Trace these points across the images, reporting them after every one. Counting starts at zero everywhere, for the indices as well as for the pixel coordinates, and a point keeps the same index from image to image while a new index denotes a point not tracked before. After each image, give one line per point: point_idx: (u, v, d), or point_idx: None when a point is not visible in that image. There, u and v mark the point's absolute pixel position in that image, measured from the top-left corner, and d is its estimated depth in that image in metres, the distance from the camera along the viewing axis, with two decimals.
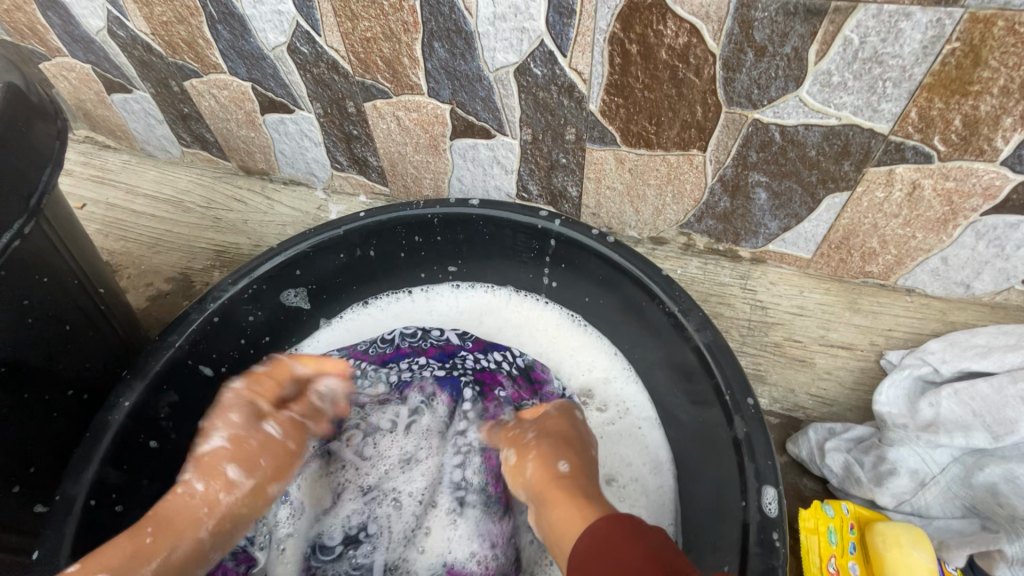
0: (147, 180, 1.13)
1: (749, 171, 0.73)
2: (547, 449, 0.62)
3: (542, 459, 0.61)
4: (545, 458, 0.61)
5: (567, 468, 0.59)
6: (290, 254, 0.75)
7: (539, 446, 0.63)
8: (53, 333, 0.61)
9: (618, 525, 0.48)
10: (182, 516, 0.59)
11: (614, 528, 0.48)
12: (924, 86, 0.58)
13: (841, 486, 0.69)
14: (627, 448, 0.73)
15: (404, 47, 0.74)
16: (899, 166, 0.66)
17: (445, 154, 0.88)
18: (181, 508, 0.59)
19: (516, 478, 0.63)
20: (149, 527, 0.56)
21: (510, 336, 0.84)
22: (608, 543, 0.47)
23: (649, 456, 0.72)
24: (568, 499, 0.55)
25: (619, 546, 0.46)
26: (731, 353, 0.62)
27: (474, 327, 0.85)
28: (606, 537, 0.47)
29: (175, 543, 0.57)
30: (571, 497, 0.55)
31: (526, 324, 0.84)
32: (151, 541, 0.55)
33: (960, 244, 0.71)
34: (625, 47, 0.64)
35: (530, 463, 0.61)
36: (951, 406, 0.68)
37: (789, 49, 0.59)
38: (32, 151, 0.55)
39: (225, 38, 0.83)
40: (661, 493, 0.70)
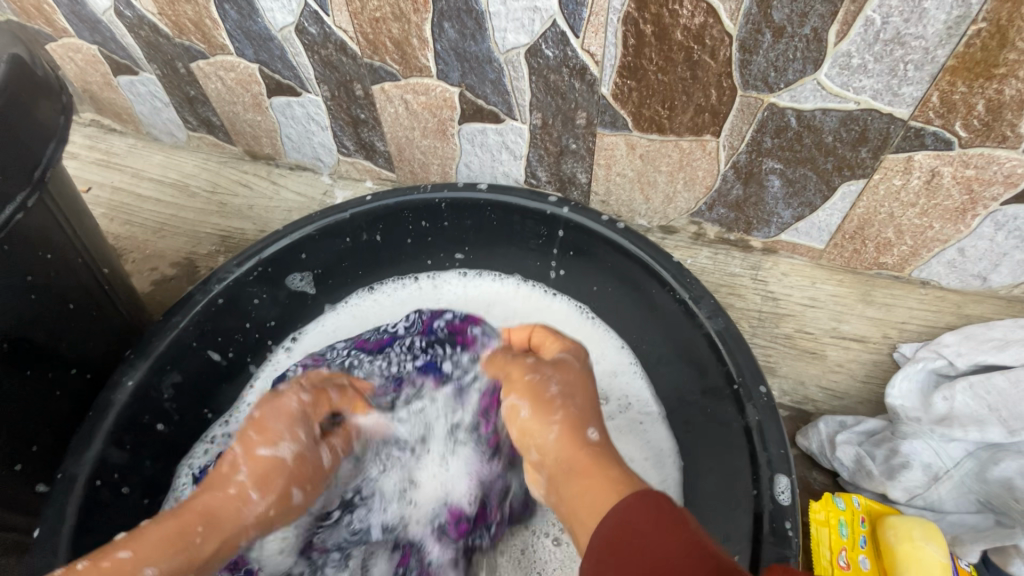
0: (152, 164, 1.13)
1: (763, 158, 0.71)
2: (577, 413, 0.52)
3: (570, 428, 0.50)
4: (571, 426, 0.50)
5: (597, 438, 0.49)
6: (296, 237, 0.75)
7: (563, 408, 0.52)
8: (56, 311, 0.61)
9: (647, 506, 0.40)
10: (239, 517, 0.57)
11: (647, 513, 0.39)
12: (947, 69, 0.56)
13: (853, 480, 0.68)
14: (633, 442, 0.72)
15: (413, 27, 0.73)
16: (918, 153, 0.64)
17: (453, 139, 0.87)
18: (228, 506, 0.56)
19: (529, 437, 0.52)
20: (201, 524, 0.54)
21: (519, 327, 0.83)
22: (641, 533, 0.39)
23: (655, 451, 0.70)
24: (592, 469, 0.46)
25: (648, 523, 0.39)
26: (744, 342, 0.61)
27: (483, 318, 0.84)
28: (631, 519, 0.40)
29: (229, 538, 0.56)
30: (600, 467, 0.46)
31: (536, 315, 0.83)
32: (201, 541, 0.53)
33: (979, 234, 0.70)
34: (639, 27, 0.63)
35: (554, 431, 0.50)
36: (966, 400, 0.67)
37: (808, 30, 0.57)
38: (38, 125, 0.54)
39: (233, 18, 0.82)
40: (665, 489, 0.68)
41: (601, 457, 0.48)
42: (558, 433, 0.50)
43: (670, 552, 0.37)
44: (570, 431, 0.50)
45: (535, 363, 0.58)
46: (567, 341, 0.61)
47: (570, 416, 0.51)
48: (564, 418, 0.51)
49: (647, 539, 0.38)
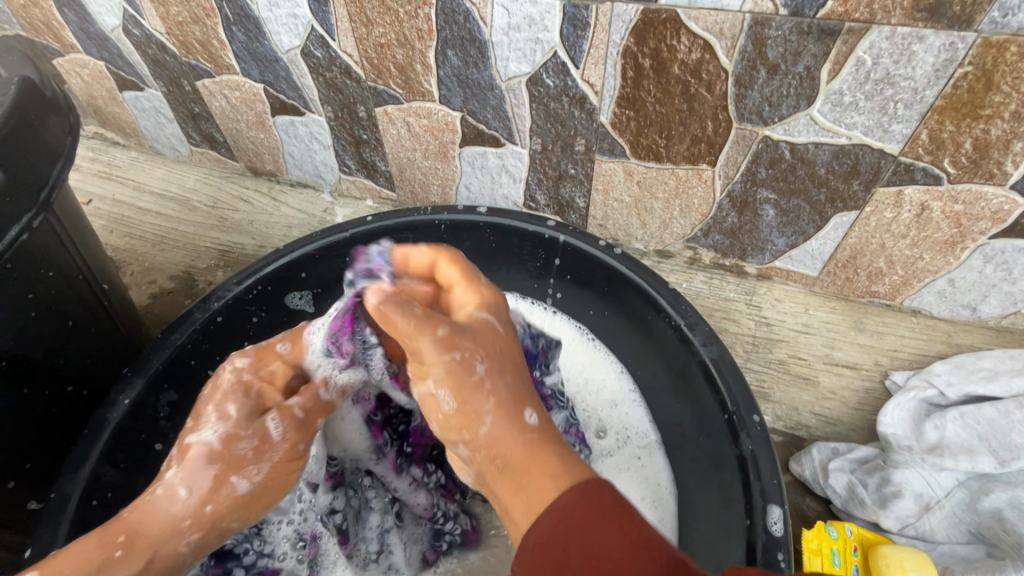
0: (154, 178, 1.13)
1: (758, 188, 0.73)
2: (507, 396, 0.46)
3: (502, 415, 0.45)
4: (504, 412, 0.45)
5: (535, 422, 0.45)
6: (296, 256, 0.75)
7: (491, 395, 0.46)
8: (55, 328, 0.61)
9: (595, 503, 0.37)
10: (164, 522, 0.50)
11: (592, 512, 0.36)
12: (936, 109, 0.58)
13: (845, 508, 0.68)
14: (628, 477, 0.71)
15: (417, 54, 0.75)
16: (908, 188, 0.66)
17: (454, 162, 0.88)
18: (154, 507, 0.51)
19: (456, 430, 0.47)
20: (121, 536, 0.49)
21: None
22: (589, 527, 0.36)
23: (649, 488, 0.69)
24: (529, 454, 0.42)
25: (592, 525, 0.36)
26: (739, 369, 0.62)
27: None
28: (574, 517, 0.37)
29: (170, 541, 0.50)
30: (540, 463, 0.42)
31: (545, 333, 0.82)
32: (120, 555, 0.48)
33: (968, 266, 0.71)
34: (638, 60, 0.65)
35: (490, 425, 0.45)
36: (956, 429, 0.68)
37: (802, 68, 0.59)
38: (48, 145, 0.55)
39: (240, 40, 0.83)
40: (659, 528, 0.67)
41: (530, 441, 0.43)
42: (479, 420, 0.45)
43: (614, 549, 0.35)
44: (502, 415, 0.45)
45: (450, 333, 0.47)
46: (482, 289, 0.53)
47: (495, 401, 0.45)
48: (493, 403, 0.45)
49: (602, 540, 0.35)
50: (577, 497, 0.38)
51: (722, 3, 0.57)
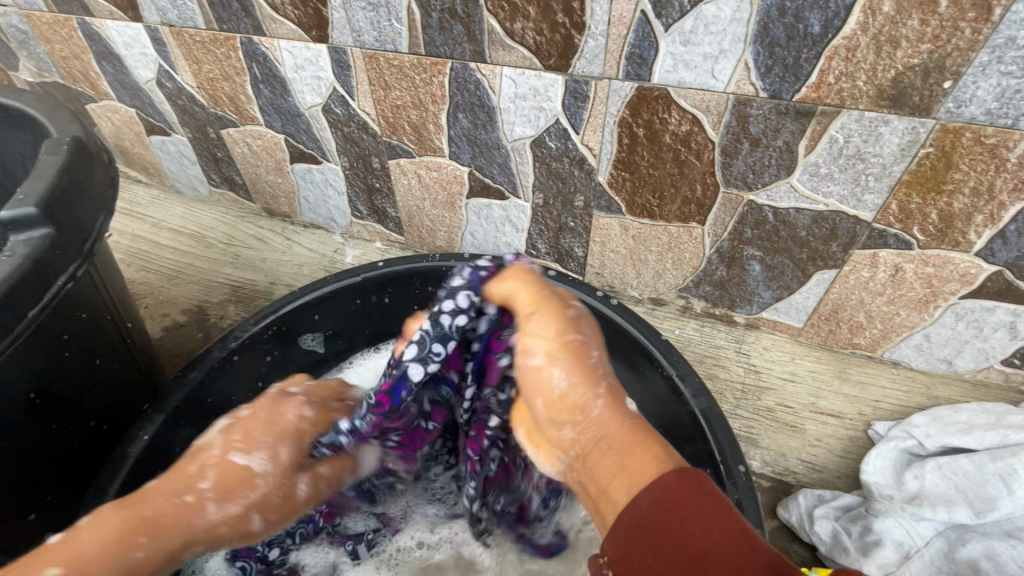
0: (173, 215, 1.19)
1: (744, 246, 0.78)
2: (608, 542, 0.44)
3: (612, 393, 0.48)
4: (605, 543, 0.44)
5: (636, 409, 0.48)
6: (309, 298, 0.80)
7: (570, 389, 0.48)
8: (83, 366, 0.64)
9: (688, 493, 0.38)
10: (188, 523, 0.50)
11: (681, 494, 0.38)
12: (903, 182, 0.63)
13: (830, 555, 0.70)
14: None
15: (430, 115, 0.81)
16: (882, 251, 0.71)
17: (460, 211, 0.94)
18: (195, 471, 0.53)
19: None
20: (142, 535, 0.48)
21: None
22: (676, 514, 0.38)
23: None
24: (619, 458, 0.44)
25: (685, 513, 0.37)
26: (726, 420, 0.65)
27: None
28: (652, 501, 0.39)
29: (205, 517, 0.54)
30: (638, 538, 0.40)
31: None
32: (144, 556, 0.47)
33: (941, 323, 0.76)
34: (633, 129, 0.71)
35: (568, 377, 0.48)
36: (935, 479, 0.71)
37: (781, 142, 0.65)
38: (90, 198, 0.59)
39: (266, 96, 0.90)
40: None
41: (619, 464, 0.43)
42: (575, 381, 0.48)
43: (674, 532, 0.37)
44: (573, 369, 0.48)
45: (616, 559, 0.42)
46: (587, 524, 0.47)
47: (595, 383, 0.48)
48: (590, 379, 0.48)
49: (671, 538, 0.37)
50: (677, 486, 0.39)
51: (708, 85, 0.63)
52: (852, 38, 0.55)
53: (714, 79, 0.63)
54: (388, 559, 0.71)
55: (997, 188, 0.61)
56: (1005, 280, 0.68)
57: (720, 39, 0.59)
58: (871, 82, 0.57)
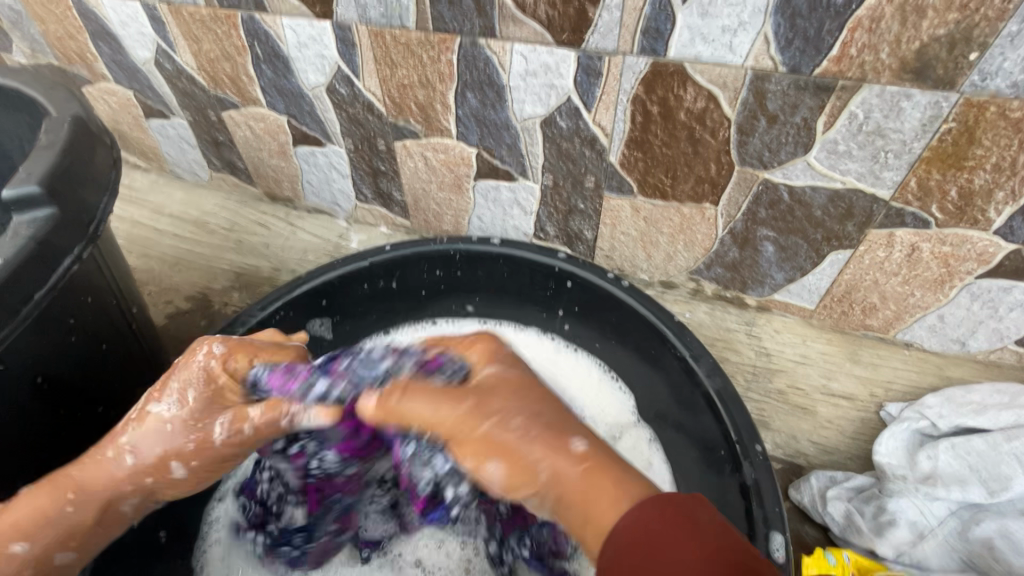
0: (173, 201, 1.17)
1: (758, 227, 0.77)
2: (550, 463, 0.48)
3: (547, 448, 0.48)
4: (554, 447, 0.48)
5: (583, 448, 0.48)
6: (317, 283, 0.78)
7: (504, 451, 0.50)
8: (89, 350, 0.63)
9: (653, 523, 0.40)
10: (107, 474, 0.54)
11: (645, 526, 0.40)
12: (923, 159, 0.62)
13: (843, 535, 0.70)
14: None
15: (438, 94, 0.79)
16: (899, 230, 0.70)
17: (468, 194, 0.92)
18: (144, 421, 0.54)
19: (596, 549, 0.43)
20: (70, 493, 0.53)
21: (564, 381, 0.83)
22: (660, 537, 0.39)
23: None
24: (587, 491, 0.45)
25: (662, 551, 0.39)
26: (742, 400, 0.65)
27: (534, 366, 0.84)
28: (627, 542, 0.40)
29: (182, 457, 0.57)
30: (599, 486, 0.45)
31: (574, 372, 0.84)
32: (74, 511, 0.53)
33: (956, 304, 0.75)
34: (646, 107, 0.69)
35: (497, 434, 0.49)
36: (948, 460, 0.71)
37: (799, 119, 0.64)
38: (95, 177, 0.58)
39: (268, 76, 0.88)
40: None
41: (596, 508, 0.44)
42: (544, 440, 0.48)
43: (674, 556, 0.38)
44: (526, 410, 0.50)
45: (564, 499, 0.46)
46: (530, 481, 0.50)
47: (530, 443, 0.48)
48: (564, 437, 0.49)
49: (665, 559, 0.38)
50: (656, 519, 0.40)
51: (726, 60, 0.62)
52: (876, 8, 0.54)
53: (732, 54, 0.61)
54: (397, 562, 0.73)
55: (1019, 164, 0.60)
56: (1023, 258, 0.67)
57: (739, 11, 0.58)
58: (894, 54, 0.56)
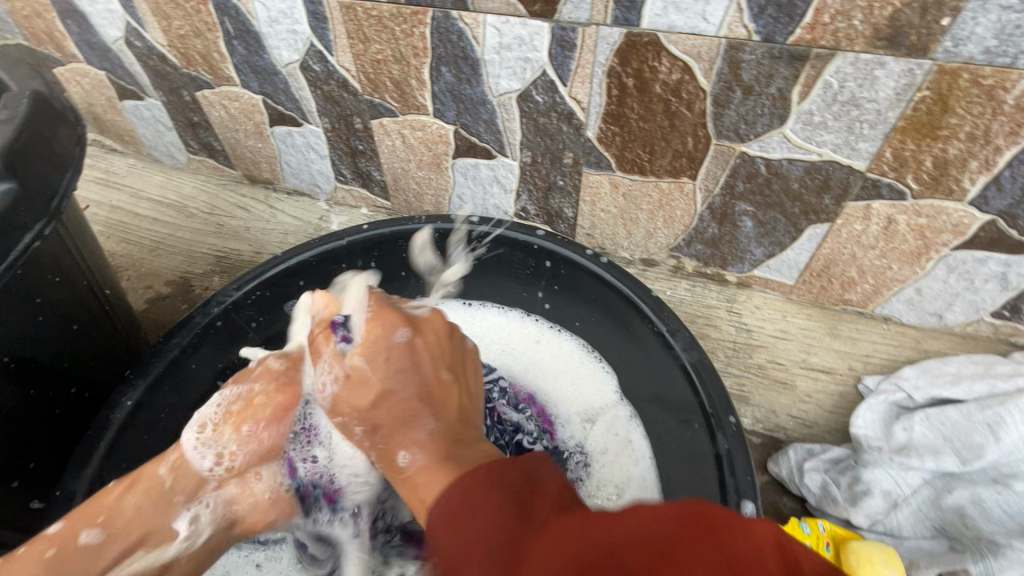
0: (151, 185, 1.15)
1: (736, 201, 0.77)
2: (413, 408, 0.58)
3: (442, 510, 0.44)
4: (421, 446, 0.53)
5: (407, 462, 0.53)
6: (294, 263, 0.78)
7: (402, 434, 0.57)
8: (59, 331, 0.63)
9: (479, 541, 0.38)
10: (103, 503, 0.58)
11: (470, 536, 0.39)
12: (898, 129, 0.62)
13: (819, 505, 0.72)
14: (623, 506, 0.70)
15: (412, 70, 0.78)
16: (875, 202, 0.70)
17: (447, 172, 0.91)
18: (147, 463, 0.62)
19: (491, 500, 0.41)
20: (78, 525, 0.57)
21: (542, 368, 0.83)
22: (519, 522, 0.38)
23: (637, 495, 0.71)
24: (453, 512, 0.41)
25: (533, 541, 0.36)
26: (716, 373, 0.65)
27: (517, 354, 0.85)
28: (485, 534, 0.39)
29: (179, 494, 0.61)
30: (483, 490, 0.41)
31: (554, 358, 0.84)
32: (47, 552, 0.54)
33: (933, 276, 0.75)
34: (622, 80, 0.68)
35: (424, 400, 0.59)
36: (923, 431, 0.71)
37: (774, 90, 0.63)
38: (57, 154, 0.57)
39: (240, 53, 0.86)
40: None
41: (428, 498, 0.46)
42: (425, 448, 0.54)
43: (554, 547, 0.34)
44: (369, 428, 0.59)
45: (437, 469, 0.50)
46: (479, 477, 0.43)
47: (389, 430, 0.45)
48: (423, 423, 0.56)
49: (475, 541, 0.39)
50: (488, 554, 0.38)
51: (699, 29, 0.61)
52: None
53: (705, 23, 0.60)
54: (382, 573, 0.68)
55: (993, 132, 0.59)
56: (997, 229, 0.67)
57: None
58: (868, 20, 0.55)
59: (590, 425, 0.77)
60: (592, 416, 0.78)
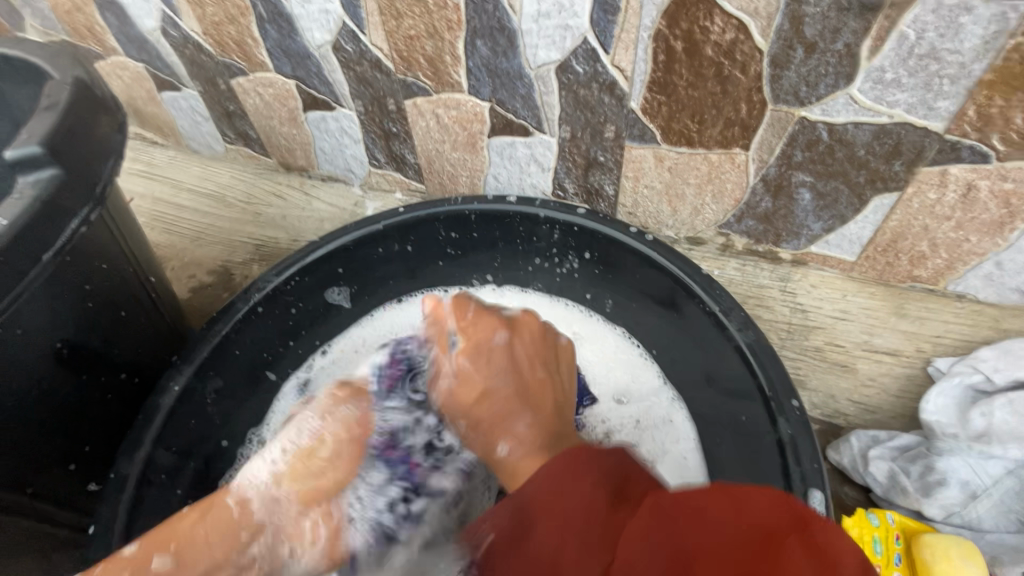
0: (191, 175, 1.17)
1: (794, 171, 0.72)
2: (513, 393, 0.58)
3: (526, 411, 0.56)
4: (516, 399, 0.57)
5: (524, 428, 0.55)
6: (332, 248, 0.77)
7: (494, 399, 0.58)
8: (108, 318, 0.64)
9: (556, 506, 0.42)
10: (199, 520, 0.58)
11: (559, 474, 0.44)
12: (984, 83, 0.56)
13: (886, 496, 0.68)
14: None
15: (447, 45, 0.75)
16: (954, 167, 0.64)
17: (482, 152, 0.89)
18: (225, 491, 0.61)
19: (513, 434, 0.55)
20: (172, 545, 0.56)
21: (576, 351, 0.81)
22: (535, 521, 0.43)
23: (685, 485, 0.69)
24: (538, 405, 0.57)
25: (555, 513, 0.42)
26: (777, 354, 0.62)
27: None
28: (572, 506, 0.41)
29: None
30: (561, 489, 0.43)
31: (590, 339, 0.81)
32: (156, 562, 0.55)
33: (1017, 248, 0.69)
34: (670, 43, 0.64)
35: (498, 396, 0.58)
36: (1005, 416, 0.64)
37: (841, 46, 0.58)
38: (99, 142, 0.57)
39: (273, 37, 0.85)
40: None
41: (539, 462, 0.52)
42: (533, 418, 0.56)
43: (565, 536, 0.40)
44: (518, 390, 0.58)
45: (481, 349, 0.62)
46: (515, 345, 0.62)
47: (546, 370, 0.62)
48: (530, 408, 0.57)
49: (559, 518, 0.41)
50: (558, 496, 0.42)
51: None
52: None
53: None
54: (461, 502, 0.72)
55: None
56: None
57: None
58: None
59: (624, 404, 0.76)
60: (627, 395, 0.76)
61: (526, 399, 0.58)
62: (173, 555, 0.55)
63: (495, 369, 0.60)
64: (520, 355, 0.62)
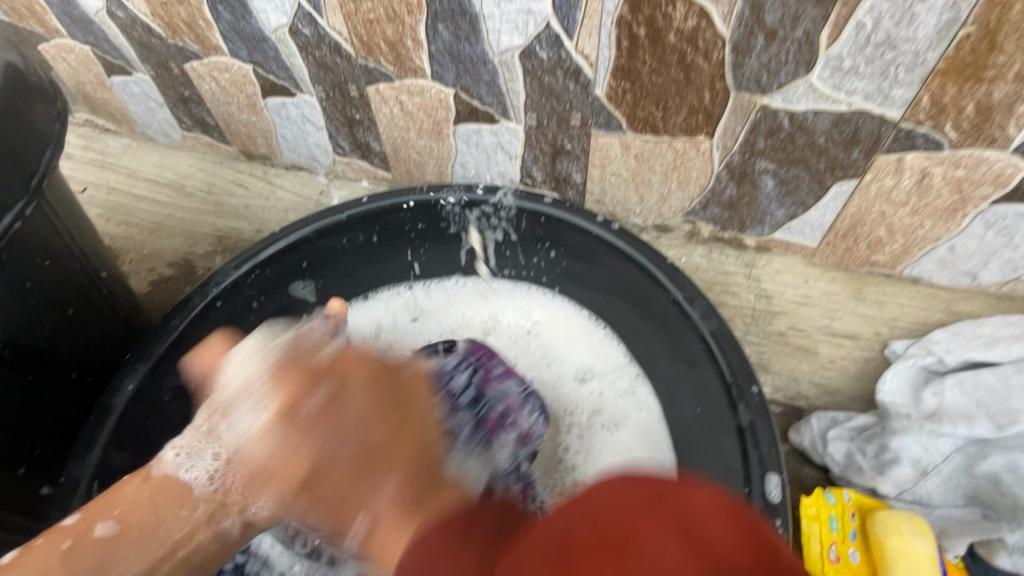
0: (148, 164, 1.12)
1: (757, 159, 0.72)
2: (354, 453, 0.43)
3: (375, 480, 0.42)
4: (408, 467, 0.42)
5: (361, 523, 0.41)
6: (293, 239, 0.75)
7: (328, 471, 0.43)
8: (55, 316, 0.61)
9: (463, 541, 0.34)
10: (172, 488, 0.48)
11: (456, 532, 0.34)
12: (938, 72, 0.57)
13: (844, 474, 0.70)
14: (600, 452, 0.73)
15: (407, 29, 0.73)
16: (910, 154, 0.65)
17: (448, 140, 0.87)
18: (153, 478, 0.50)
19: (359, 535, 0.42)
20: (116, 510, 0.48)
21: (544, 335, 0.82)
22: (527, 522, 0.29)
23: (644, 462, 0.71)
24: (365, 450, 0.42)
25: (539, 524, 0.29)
26: (737, 342, 0.63)
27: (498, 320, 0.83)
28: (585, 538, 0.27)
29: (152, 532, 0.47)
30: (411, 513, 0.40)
31: (555, 322, 0.82)
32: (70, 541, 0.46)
33: (968, 233, 0.71)
34: (633, 29, 0.63)
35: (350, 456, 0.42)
36: (954, 396, 0.69)
37: (801, 33, 0.58)
38: (33, 131, 0.54)
39: (226, 20, 0.82)
40: None
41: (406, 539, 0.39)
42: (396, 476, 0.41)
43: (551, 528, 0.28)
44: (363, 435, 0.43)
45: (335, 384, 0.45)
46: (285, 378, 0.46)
47: (390, 419, 0.44)
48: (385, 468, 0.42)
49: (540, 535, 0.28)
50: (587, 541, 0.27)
51: None
52: None
53: None
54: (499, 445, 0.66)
55: None
56: None
57: None
58: None
59: (586, 381, 0.78)
60: (590, 373, 0.78)
61: (370, 462, 0.42)
62: (115, 519, 0.47)
63: (333, 431, 0.43)
64: (367, 408, 0.44)
